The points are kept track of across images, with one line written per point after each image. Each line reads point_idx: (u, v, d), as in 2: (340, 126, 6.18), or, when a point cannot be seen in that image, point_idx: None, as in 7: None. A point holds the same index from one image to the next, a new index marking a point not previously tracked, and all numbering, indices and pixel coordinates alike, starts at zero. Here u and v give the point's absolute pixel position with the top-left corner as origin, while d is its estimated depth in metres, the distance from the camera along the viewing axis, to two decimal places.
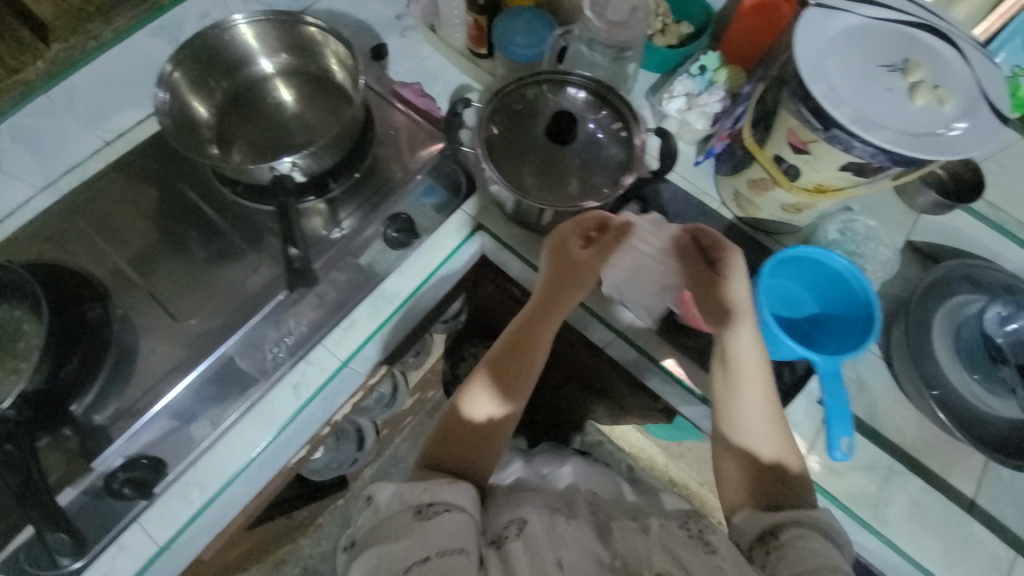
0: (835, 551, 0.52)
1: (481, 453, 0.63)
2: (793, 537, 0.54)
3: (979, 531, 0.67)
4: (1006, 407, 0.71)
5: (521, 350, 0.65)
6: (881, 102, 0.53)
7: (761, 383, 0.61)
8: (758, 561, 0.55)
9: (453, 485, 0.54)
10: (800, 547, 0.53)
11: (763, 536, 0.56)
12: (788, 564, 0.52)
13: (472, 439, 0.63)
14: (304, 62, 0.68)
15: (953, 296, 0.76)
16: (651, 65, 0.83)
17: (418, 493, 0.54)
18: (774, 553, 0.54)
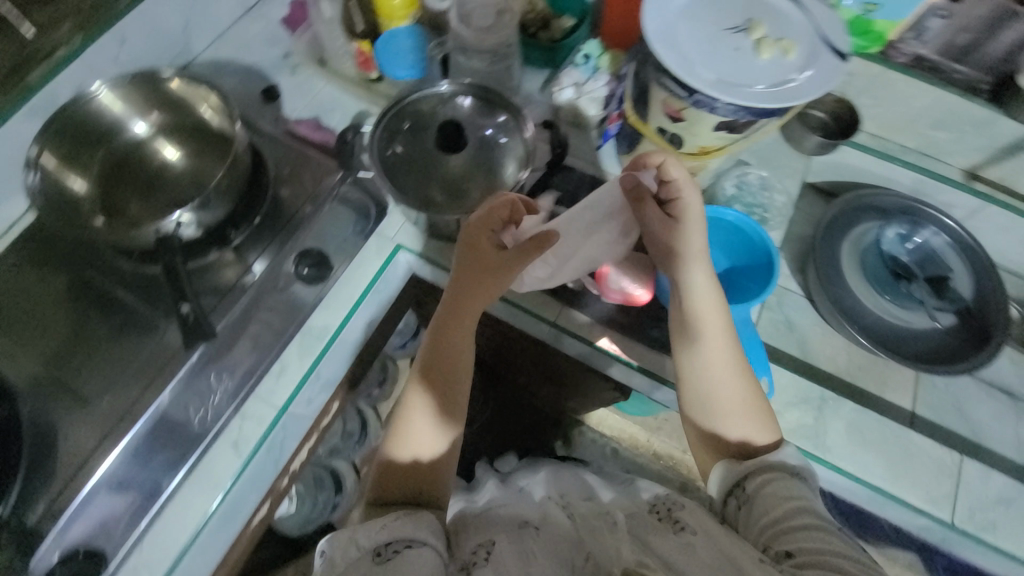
0: (801, 490, 0.54)
1: (431, 476, 0.62)
2: (762, 493, 0.54)
3: (919, 440, 0.67)
4: (918, 318, 0.77)
5: (445, 367, 0.63)
6: (732, 63, 0.56)
7: (721, 328, 0.61)
8: (731, 517, 0.56)
9: (408, 519, 0.54)
10: (767, 494, 0.54)
11: (733, 492, 0.57)
12: (759, 516, 0.53)
13: (416, 467, 0.62)
14: (177, 115, 0.68)
15: (856, 226, 0.82)
16: (539, 63, 0.85)
17: (374, 531, 0.52)
18: (744, 505, 0.55)
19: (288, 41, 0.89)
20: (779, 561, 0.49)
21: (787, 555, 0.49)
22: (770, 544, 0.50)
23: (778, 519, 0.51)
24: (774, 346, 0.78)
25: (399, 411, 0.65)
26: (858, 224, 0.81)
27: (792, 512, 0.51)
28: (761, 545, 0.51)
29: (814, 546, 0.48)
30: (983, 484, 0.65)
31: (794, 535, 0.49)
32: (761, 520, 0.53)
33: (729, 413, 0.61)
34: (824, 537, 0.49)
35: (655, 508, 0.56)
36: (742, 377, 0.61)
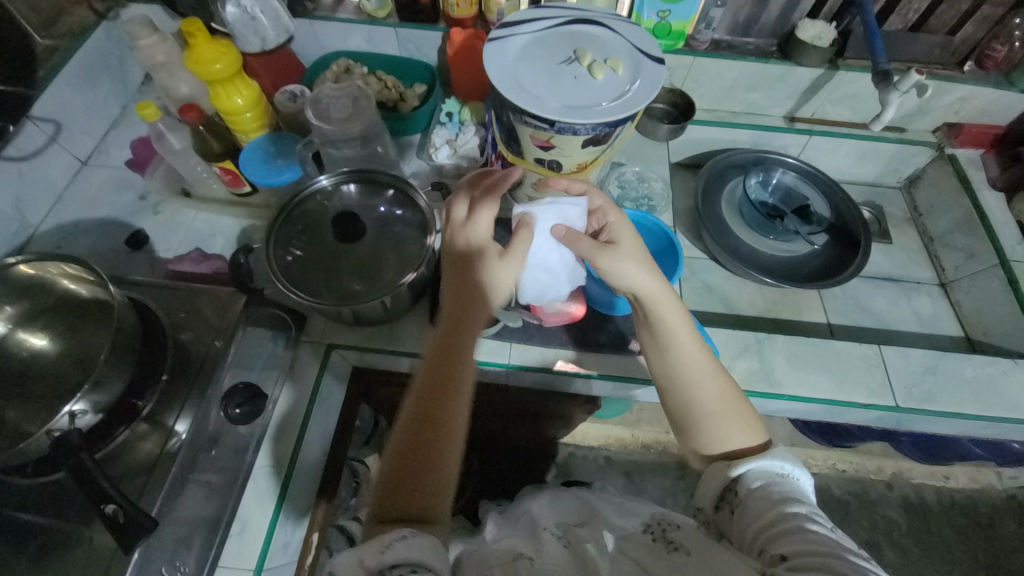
0: (793, 488, 0.48)
1: (434, 487, 0.50)
2: (752, 490, 0.49)
3: (842, 346, 0.75)
4: (799, 245, 0.88)
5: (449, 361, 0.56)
6: (575, 90, 0.63)
7: (689, 333, 0.57)
8: (727, 522, 0.51)
9: (419, 539, 0.43)
10: (758, 498, 0.48)
11: (724, 496, 0.52)
12: (751, 521, 0.48)
13: (433, 456, 0.51)
14: (45, 299, 0.59)
15: (725, 183, 0.93)
16: (407, 130, 0.89)
17: (380, 548, 0.42)
18: (737, 507, 0.50)
19: (140, 182, 0.84)
20: (772, 565, 0.43)
21: (782, 559, 0.43)
22: (765, 548, 0.45)
23: (767, 519, 0.46)
24: (703, 309, 0.86)
25: (402, 453, 0.52)
26: (726, 183, 0.93)
27: (784, 514, 0.46)
28: (757, 552, 0.46)
29: (807, 548, 0.42)
30: (905, 361, 0.75)
31: (787, 537, 0.44)
32: (751, 525, 0.47)
33: (718, 415, 0.54)
34: (819, 540, 0.42)
35: (647, 528, 0.54)
36: (726, 375, 0.56)
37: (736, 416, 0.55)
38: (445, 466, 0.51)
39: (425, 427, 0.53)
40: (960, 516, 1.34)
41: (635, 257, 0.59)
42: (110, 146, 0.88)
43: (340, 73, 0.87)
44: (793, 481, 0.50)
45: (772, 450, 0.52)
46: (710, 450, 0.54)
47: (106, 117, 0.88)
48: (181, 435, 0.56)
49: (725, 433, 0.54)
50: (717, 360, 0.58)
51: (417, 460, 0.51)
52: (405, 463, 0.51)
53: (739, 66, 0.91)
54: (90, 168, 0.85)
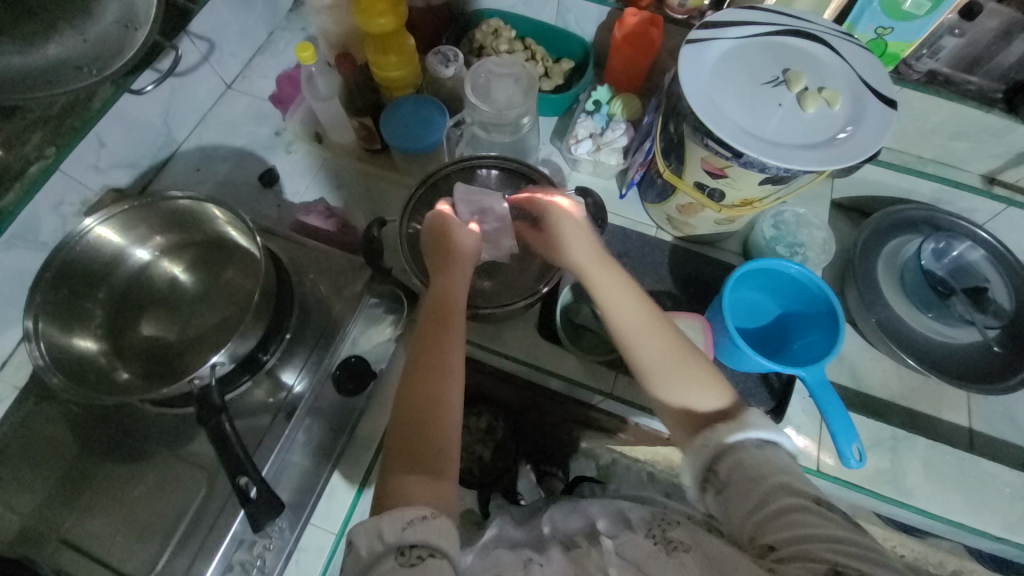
0: (782, 464, 0.41)
1: (437, 441, 0.45)
2: (735, 464, 0.42)
3: (993, 468, 0.65)
4: (965, 334, 0.75)
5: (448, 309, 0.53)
6: (778, 121, 0.54)
7: (628, 294, 0.54)
8: (711, 507, 0.43)
9: (440, 520, 0.38)
10: (742, 474, 0.42)
11: (705, 477, 0.44)
12: (739, 504, 0.41)
13: (426, 412, 0.46)
14: (188, 234, 0.61)
15: (890, 241, 0.81)
16: (547, 110, 0.83)
17: (399, 525, 0.38)
18: (719, 490, 0.43)
19: (277, 117, 0.84)
20: (763, 559, 0.38)
21: (772, 550, 0.38)
22: (757, 538, 0.39)
23: (756, 501, 0.40)
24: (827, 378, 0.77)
25: (399, 409, 0.47)
26: (889, 241, 0.81)
27: (772, 491, 0.40)
28: (749, 541, 0.40)
29: (803, 539, 0.37)
30: None
31: (781, 525, 0.38)
32: (743, 508, 0.41)
33: (677, 387, 0.49)
34: (816, 522, 0.37)
35: (647, 529, 0.45)
36: (663, 322, 0.53)
37: (691, 374, 0.49)
38: (439, 404, 0.46)
39: (419, 380, 0.48)
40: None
41: (581, 233, 0.58)
42: (253, 73, 0.87)
43: (489, 34, 0.80)
44: (777, 452, 0.43)
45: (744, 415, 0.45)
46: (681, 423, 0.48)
47: (255, 42, 0.87)
48: (298, 393, 0.59)
49: (688, 398, 0.48)
50: (659, 316, 0.54)
51: (415, 423, 0.46)
52: (406, 429, 0.45)
53: (951, 110, 0.76)
54: (233, 94, 0.86)
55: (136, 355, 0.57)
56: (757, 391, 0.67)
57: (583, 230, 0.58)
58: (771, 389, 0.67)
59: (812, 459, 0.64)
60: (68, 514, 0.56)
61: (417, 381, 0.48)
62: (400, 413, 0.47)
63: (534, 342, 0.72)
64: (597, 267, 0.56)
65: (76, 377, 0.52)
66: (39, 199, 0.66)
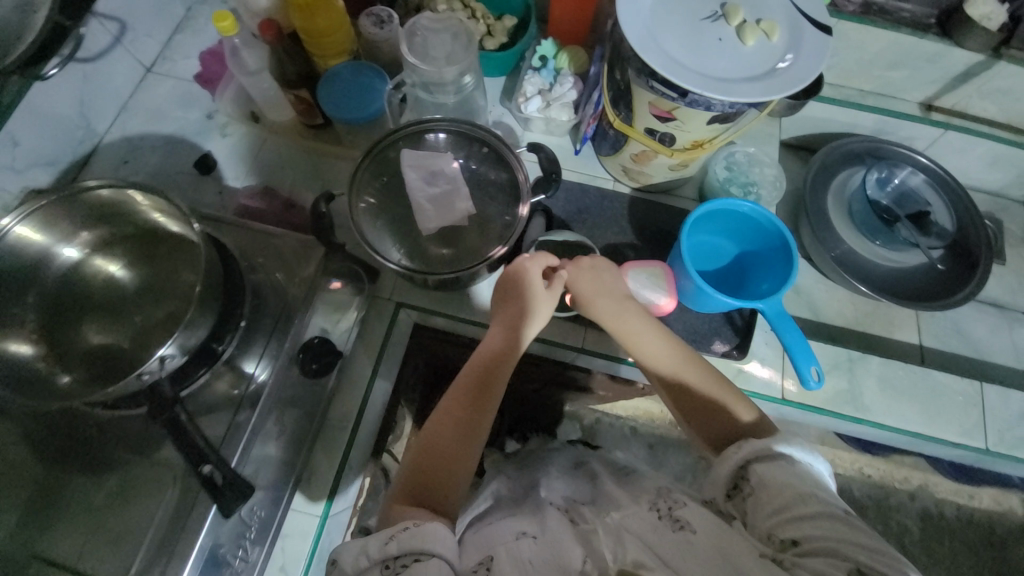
0: (818, 482, 0.42)
1: (449, 482, 0.47)
2: (767, 478, 0.42)
3: (943, 378, 0.69)
4: (909, 257, 0.79)
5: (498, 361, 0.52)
6: (720, 56, 0.54)
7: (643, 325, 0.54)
8: (732, 508, 0.44)
9: (426, 527, 0.40)
10: (772, 483, 0.42)
11: (734, 484, 0.45)
12: (763, 505, 0.41)
13: (450, 460, 0.48)
14: (119, 226, 0.57)
15: (838, 174, 0.83)
16: (493, 71, 0.80)
17: (384, 540, 0.40)
18: (748, 497, 0.43)
19: (207, 99, 0.78)
20: (780, 552, 0.39)
21: (793, 545, 0.39)
22: (774, 532, 0.40)
23: (786, 503, 0.40)
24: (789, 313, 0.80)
25: (424, 444, 0.48)
26: (837, 174, 0.83)
27: (802, 497, 0.40)
28: (764, 535, 0.40)
29: (824, 538, 0.38)
30: (1005, 402, 0.69)
31: (804, 524, 0.39)
32: (766, 507, 0.41)
33: (706, 402, 0.51)
34: (835, 526, 0.38)
35: (652, 505, 0.46)
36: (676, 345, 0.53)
37: (720, 393, 0.51)
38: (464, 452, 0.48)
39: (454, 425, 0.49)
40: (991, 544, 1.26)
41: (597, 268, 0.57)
42: (174, 53, 0.81)
43: None
44: (812, 471, 0.43)
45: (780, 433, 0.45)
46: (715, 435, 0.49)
47: (172, 18, 0.80)
48: (261, 382, 0.58)
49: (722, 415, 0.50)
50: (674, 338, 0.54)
51: (433, 459, 0.48)
52: (426, 459, 0.48)
53: (887, 39, 0.78)
54: (155, 77, 0.79)
55: (81, 361, 0.54)
56: (722, 330, 0.68)
57: (606, 285, 0.56)
58: (735, 327, 0.68)
59: (778, 388, 0.67)
60: (33, 535, 0.53)
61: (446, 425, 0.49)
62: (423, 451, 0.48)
63: None
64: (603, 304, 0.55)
65: (15, 388, 0.49)
66: None
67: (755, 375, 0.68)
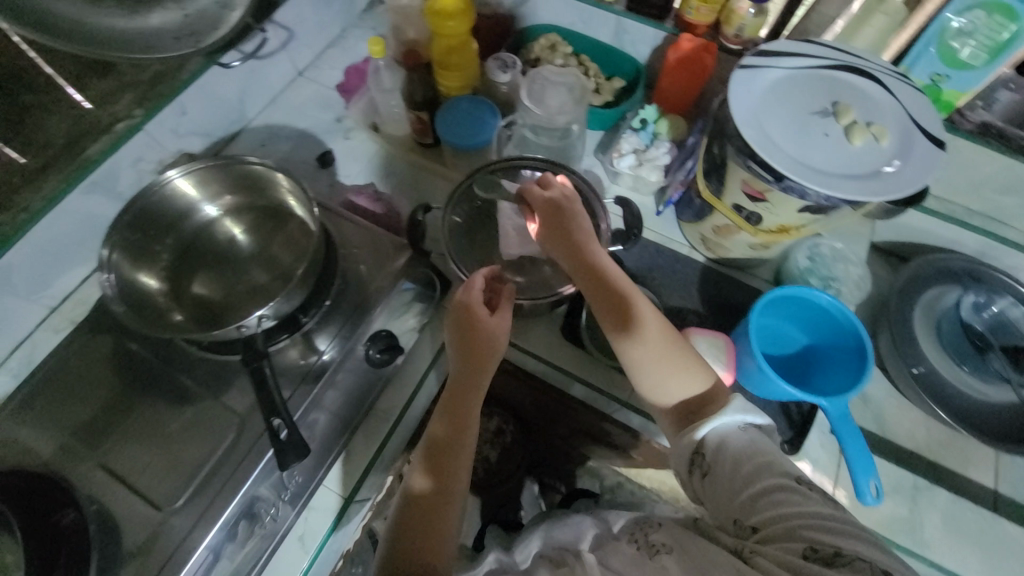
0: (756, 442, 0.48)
1: (436, 533, 0.49)
2: (719, 452, 0.48)
3: (1020, 535, 0.63)
4: (1002, 393, 0.72)
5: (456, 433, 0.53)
6: (823, 150, 0.55)
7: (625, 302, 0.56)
8: (697, 488, 0.50)
9: None
10: (726, 459, 0.48)
11: (694, 461, 0.50)
12: (723, 486, 0.47)
13: (435, 506, 0.50)
14: (252, 197, 0.66)
15: (930, 288, 0.78)
16: (594, 124, 0.85)
17: None
18: (706, 473, 0.49)
19: (341, 106, 0.89)
20: (745, 536, 0.45)
21: (753, 531, 0.45)
22: (739, 518, 0.46)
23: (742, 485, 0.46)
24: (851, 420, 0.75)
25: (407, 506, 0.50)
26: (927, 289, 0.78)
27: (754, 471, 0.46)
28: (732, 522, 0.46)
29: (785, 517, 0.43)
30: None
31: (761, 505, 0.45)
32: (726, 488, 0.47)
33: (692, 408, 0.53)
34: (798, 498, 0.44)
35: (630, 535, 0.50)
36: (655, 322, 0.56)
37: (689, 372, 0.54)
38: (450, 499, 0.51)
39: (433, 471, 0.52)
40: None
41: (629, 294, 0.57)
42: (323, 64, 0.94)
43: (546, 49, 0.85)
44: (753, 429, 0.49)
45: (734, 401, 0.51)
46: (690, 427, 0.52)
47: (330, 36, 0.94)
48: (327, 360, 0.62)
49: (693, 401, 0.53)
50: (651, 308, 0.57)
51: (424, 510, 0.50)
52: (420, 508, 0.50)
53: (1005, 163, 0.75)
54: (303, 81, 0.92)
55: (191, 303, 0.62)
56: (776, 420, 0.66)
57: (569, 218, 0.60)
58: (791, 420, 0.66)
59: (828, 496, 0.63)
60: (105, 445, 0.59)
61: (426, 477, 0.51)
62: (411, 508, 0.50)
63: (554, 343, 0.75)
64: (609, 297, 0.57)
65: (136, 310, 0.57)
66: (121, 152, 0.72)
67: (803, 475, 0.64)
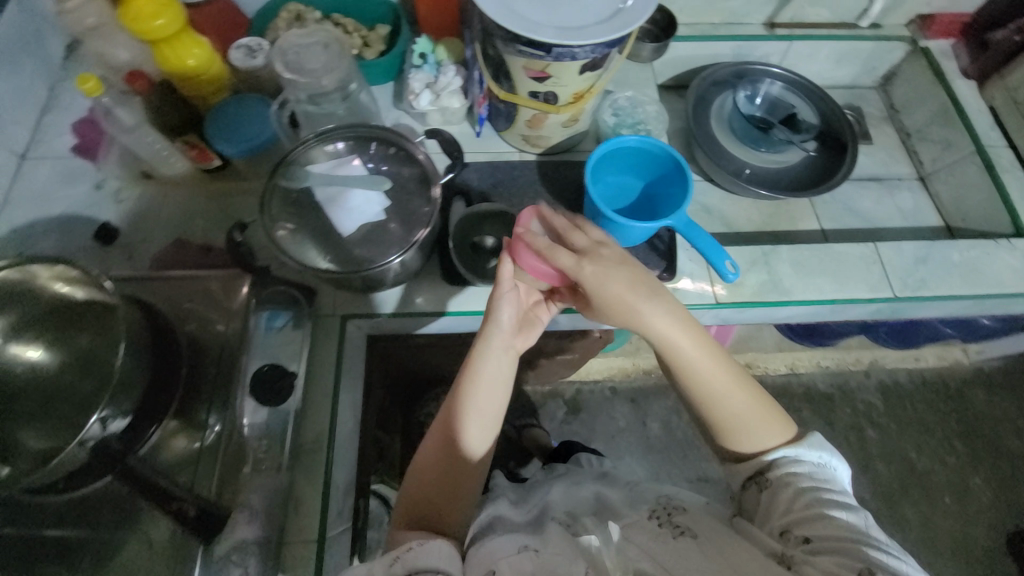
0: (829, 482, 0.50)
1: (450, 502, 0.56)
2: (781, 476, 0.51)
3: (843, 247, 0.78)
4: (789, 156, 0.88)
5: (458, 460, 0.56)
6: (571, 10, 0.60)
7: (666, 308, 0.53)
8: (750, 503, 0.53)
9: (437, 547, 0.45)
10: (787, 492, 0.50)
11: (754, 478, 0.53)
12: (777, 506, 0.50)
13: (445, 499, 0.55)
14: (22, 306, 0.55)
15: (713, 101, 0.91)
16: (380, 78, 0.82)
17: (388, 560, 0.44)
18: (764, 489, 0.52)
19: (92, 170, 0.75)
20: (794, 546, 0.46)
21: (805, 541, 0.46)
22: (789, 530, 0.48)
23: (798, 509, 0.48)
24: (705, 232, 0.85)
25: (412, 496, 0.56)
26: (713, 102, 0.91)
27: (809, 504, 0.48)
28: (779, 532, 0.48)
29: (831, 533, 0.45)
30: (898, 253, 0.78)
31: (811, 522, 0.46)
32: (779, 506, 0.49)
33: (700, 387, 0.54)
34: (842, 524, 0.45)
35: (653, 513, 0.53)
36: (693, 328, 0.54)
37: (738, 388, 0.54)
38: (457, 492, 0.56)
39: (441, 482, 0.56)
40: (944, 396, 1.39)
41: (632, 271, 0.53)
42: (45, 134, 0.77)
43: (294, 20, 0.78)
44: (829, 471, 0.52)
45: (809, 439, 0.53)
46: (717, 418, 0.55)
47: (34, 100, 0.77)
48: (218, 428, 0.57)
49: (748, 432, 0.54)
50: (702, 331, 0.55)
51: (433, 500, 0.55)
52: (420, 503, 0.55)
53: None
54: (31, 162, 0.75)
55: (24, 459, 0.51)
56: (649, 258, 0.73)
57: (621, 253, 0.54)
58: (660, 252, 0.74)
59: (710, 295, 0.73)
60: None
61: (430, 479, 0.56)
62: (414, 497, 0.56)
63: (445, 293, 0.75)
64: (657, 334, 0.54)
65: None
66: None
67: (689, 290, 0.73)
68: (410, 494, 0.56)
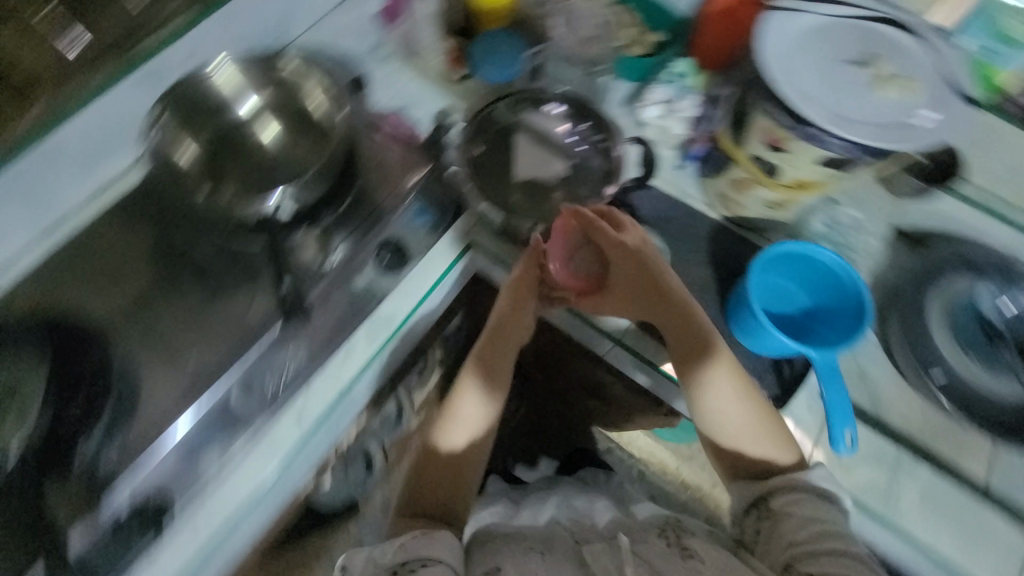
0: (833, 516, 0.58)
1: (453, 487, 0.69)
2: (788, 504, 0.61)
3: (991, 515, 0.65)
4: (1008, 388, 0.67)
5: (495, 374, 0.71)
6: (850, 94, 0.58)
7: (691, 326, 0.64)
8: (756, 534, 0.62)
9: (431, 539, 0.58)
10: (790, 519, 0.59)
11: (756, 504, 0.63)
12: (779, 539, 0.59)
13: (452, 471, 0.70)
14: (283, 98, 0.75)
15: (947, 277, 0.73)
16: (628, 74, 0.82)
17: (394, 550, 0.57)
18: (771, 520, 0.61)
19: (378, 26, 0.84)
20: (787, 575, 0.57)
21: None
22: (790, 564, 0.57)
23: (804, 542, 0.57)
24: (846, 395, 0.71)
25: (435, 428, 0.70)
26: (943, 276, 0.73)
27: (811, 535, 0.57)
28: (780, 565, 0.58)
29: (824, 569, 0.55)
30: None
31: (807, 561, 0.56)
32: (783, 538, 0.59)
33: (713, 418, 0.65)
34: (834, 561, 0.55)
35: (663, 534, 0.63)
36: (710, 355, 0.64)
37: (749, 419, 0.64)
38: (488, 395, 0.71)
39: (464, 415, 0.70)
40: None
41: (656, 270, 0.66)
42: None
43: None
44: (835, 508, 0.59)
45: (818, 471, 0.62)
46: (737, 445, 0.65)
47: None
48: (337, 257, 0.66)
49: (760, 454, 0.64)
50: (721, 359, 0.64)
51: (441, 471, 0.69)
52: (430, 474, 0.69)
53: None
54: None
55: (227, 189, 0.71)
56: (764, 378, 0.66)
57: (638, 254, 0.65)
58: (781, 379, 0.66)
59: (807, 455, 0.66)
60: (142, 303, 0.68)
61: (448, 441, 0.69)
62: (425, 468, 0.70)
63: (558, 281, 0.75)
64: (685, 355, 0.64)
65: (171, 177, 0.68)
66: None
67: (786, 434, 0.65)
68: (421, 461, 0.70)
